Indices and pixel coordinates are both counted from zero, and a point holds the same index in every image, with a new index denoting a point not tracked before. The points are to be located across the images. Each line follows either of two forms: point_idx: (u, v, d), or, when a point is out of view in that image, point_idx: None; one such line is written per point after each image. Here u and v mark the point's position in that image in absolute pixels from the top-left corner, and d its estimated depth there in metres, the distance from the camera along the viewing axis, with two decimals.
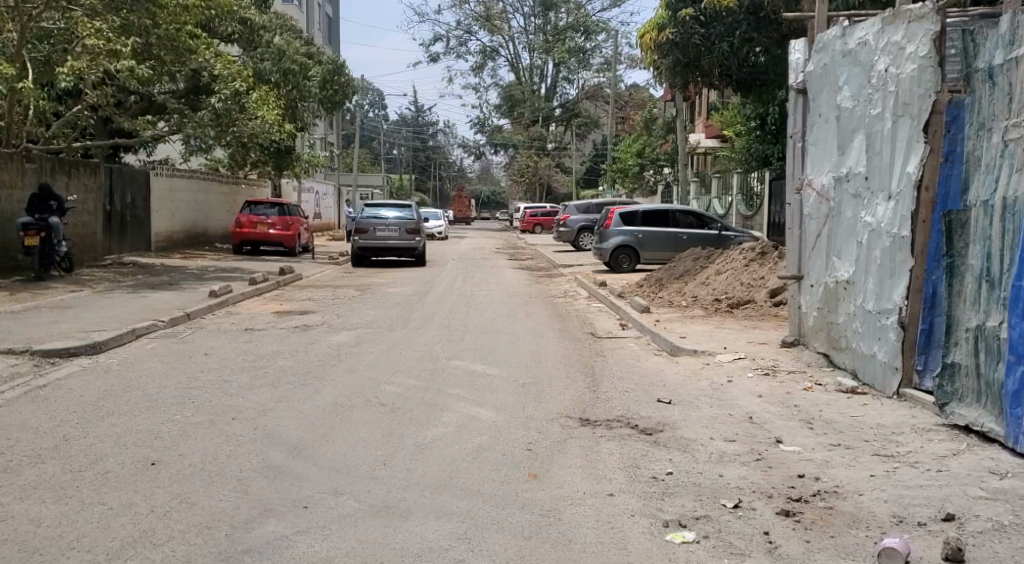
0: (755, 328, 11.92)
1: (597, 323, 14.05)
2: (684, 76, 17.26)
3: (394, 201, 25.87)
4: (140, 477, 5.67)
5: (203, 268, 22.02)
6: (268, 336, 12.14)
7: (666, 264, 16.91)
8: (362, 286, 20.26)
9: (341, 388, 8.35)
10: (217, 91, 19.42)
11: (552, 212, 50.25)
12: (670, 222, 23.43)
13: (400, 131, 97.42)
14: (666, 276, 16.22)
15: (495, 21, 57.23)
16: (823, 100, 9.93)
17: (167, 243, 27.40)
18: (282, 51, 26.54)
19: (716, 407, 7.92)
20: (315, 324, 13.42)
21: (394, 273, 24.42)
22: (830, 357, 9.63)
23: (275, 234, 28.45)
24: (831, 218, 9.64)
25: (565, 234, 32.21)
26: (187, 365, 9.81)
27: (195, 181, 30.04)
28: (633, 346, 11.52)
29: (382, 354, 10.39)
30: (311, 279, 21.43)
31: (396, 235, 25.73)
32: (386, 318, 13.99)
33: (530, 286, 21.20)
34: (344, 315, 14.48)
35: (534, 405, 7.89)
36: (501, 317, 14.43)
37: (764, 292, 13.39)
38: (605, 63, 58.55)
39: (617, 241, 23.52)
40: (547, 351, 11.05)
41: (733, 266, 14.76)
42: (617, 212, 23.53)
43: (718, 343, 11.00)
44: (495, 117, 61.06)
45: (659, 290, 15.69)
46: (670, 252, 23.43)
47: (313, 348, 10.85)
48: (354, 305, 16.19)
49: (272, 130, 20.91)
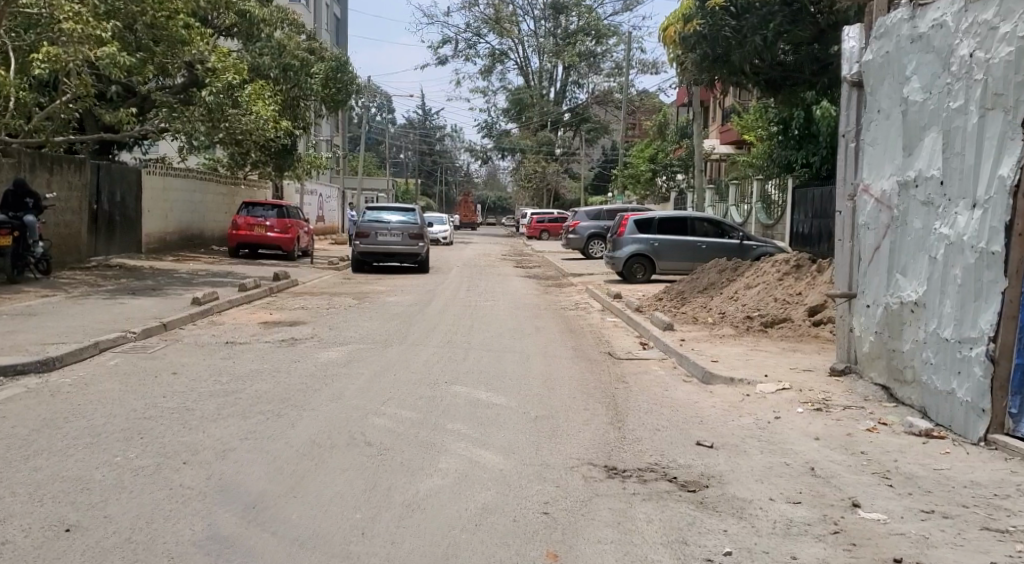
0: (795, 352, 10.65)
1: (616, 340, 12.77)
2: (712, 72, 16.06)
3: (396, 205, 24.71)
4: (45, 553, 4.43)
5: (194, 273, 20.81)
6: (250, 351, 10.89)
7: (688, 277, 15.67)
8: (361, 294, 19.03)
9: (322, 420, 7.09)
10: (208, 83, 18.20)
11: (559, 219, 49.02)
12: (688, 231, 22.18)
13: (407, 135, 96.39)
14: (688, 290, 14.97)
15: (505, 24, 56.08)
16: (884, 94, 8.65)
17: (159, 245, 26.17)
18: (282, 46, 25.39)
19: (767, 454, 6.63)
20: (306, 337, 12.20)
21: (396, 280, 23.20)
22: (890, 390, 8.36)
23: (272, 237, 27.18)
24: (893, 228, 8.36)
25: (574, 241, 30.96)
26: (149, 387, 8.55)
27: (191, 181, 28.80)
28: (659, 371, 10.24)
29: (375, 377, 9.14)
30: (307, 286, 20.21)
31: (398, 240, 24.48)
32: (383, 332, 12.75)
33: (538, 297, 19.92)
34: (338, 326, 13.25)
35: (550, 448, 6.61)
36: (510, 332, 13.15)
37: (801, 310, 12.13)
38: (616, 67, 57.47)
39: (632, 250, 22.22)
40: (562, 375, 9.77)
41: (764, 280, 13.51)
42: (631, 220, 22.27)
43: (756, 369, 9.71)
44: (503, 122, 59.88)
45: (682, 304, 14.42)
46: (688, 262, 22.16)
47: (298, 367, 9.61)
48: (349, 316, 14.93)
49: (268, 128, 19.67)
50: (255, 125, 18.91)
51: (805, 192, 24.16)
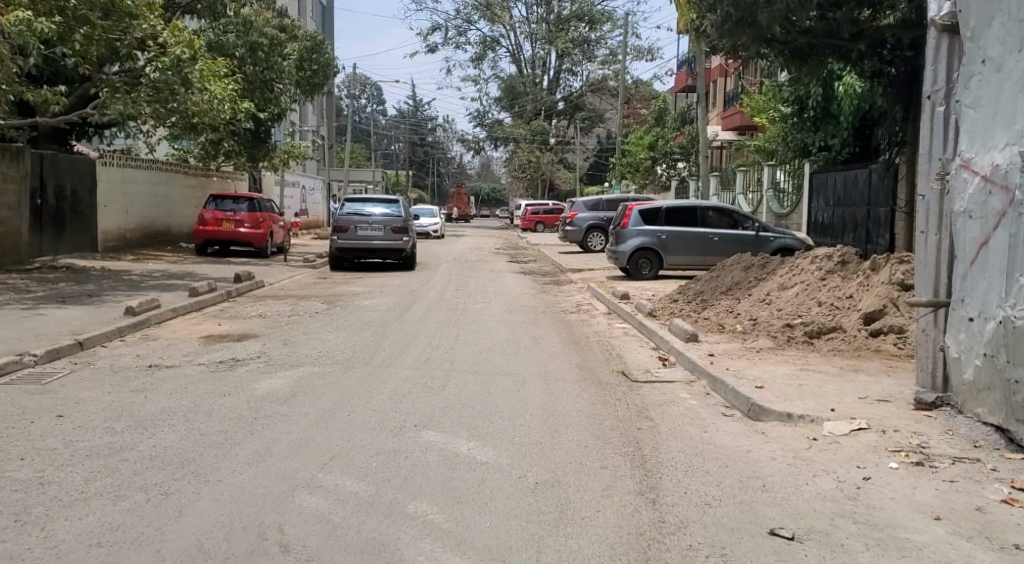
0: (858, 373, 8.51)
1: (630, 355, 10.61)
2: (734, 38, 13.89)
3: (380, 197, 22.53)
4: None
5: (147, 274, 18.57)
6: (175, 378, 8.68)
7: (708, 275, 13.54)
8: (334, 296, 16.84)
9: (229, 504, 4.94)
10: (153, 58, 15.86)
11: (555, 211, 46.88)
12: (698, 222, 20.04)
13: (397, 127, 94.14)
14: (711, 292, 12.83)
15: (496, 10, 53.71)
16: (993, 38, 6.52)
17: (118, 243, 23.91)
18: (248, 22, 23.25)
19: (880, 555, 4.51)
20: (253, 356, 10.00)
21: (377, 280, 20.99)
22: (1012, 435, 6.25)
23: (243, 233, 25.06)
24: (1014, 217, 6.22)
25: (572, 233, 28.70)
26: (12, 438, 6.33)
27: (155, 172, 26.52)
28: (689, 400, 8.07)
29: (324, 418, 6.98)
30: (275, 288, 18.03)
31: (380, 235, 22.24)
32: (348, 349, 10.55)
33: (533, 298, 17.72)
34: (296, 342, 11.04)
35: (556, 551, 4.47)
36: (500, 346, 10.94)
37: (854, 318, 9.98)
38: (611, 54, 55.45)
39: (638, 244, 20.02)
40: (566, 408, 7.58)
41: (801, 280, 11.38)
42: (636, 210, 20.14)
43: (817, 399, 7.55)
44: (495, 111, 57.57)
45: (703, 308, 12.28)
46: (699, 257, 20.00)
47: (226, 404, 7.42)
48: (314, 326, 12.73)
49: (226, 109, 17.39)
50: (209, 106, 16.62)
51: (827, 177, 21.92)
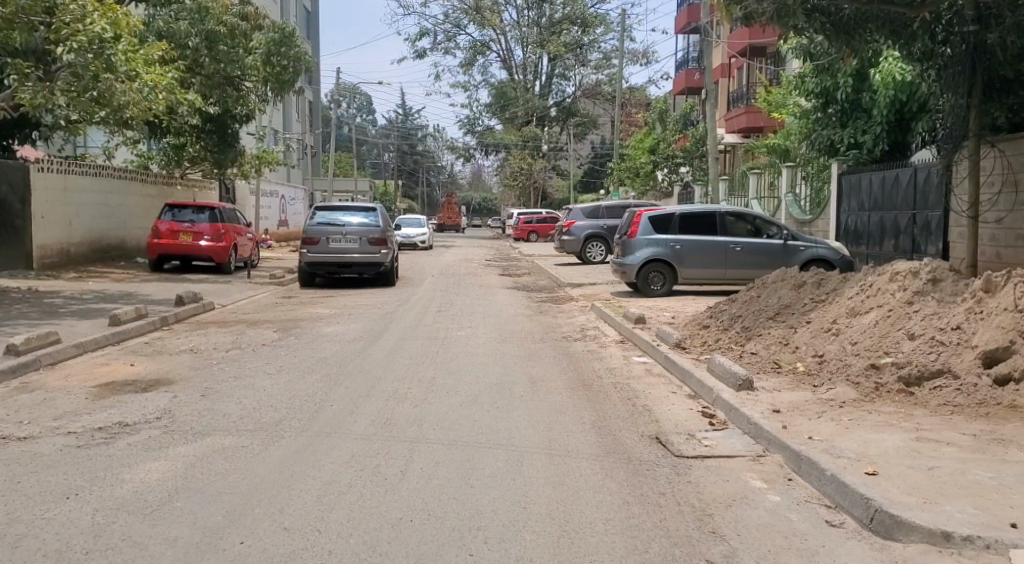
0: (1005, 444, 5.93)
1: (662, 408, 7.98)
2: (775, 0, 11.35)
3: (357, 204, 20.00)
4: None
5: (77, 296, 15.92)
6: (14, 461, 6.03)
7: (750, 300, 10.97)
8: (291, 322, 14.19)
9: None
10: (68, 38, 13.18)
11: (550, 219, 44.27)
12: (718, 230, 17.45)
13: (386, 137, 91.55)
14: (754, 320, 10.25)
15: (486, 13, 51.16)
16: None
17: (58, 259, 21.22)
18: (203, 8, 20.91)
19: None
20: (148, 418, 7.34)
21: (351, 300, 18.34)
22: None
23: (204, 246, 22.47)
24: None
25: (568, 243, 26.09)
26: None
27: (106, 180, 23.87)
28: (769, 493, 5.47)
29: (201, 553, 4.37)
30: (227, 312, 15.38)
31: (356, 247, 19.52)
32: (285, 403, 7.91)
33: (530, 320, 15.08)
34: (219, 393, 8.39)
35: None
36: (486, 395, 8.29)
37: (968, 358, 7.38)
38: (605, 58, 53.03)
39: (648, 255, 17.36)
40: (583, 515, 4.99)
41: (880, 304, 8.77)
42: (645, 216, 17.56)
43: (971, 494, 5.01)
44: (485, 118, 54.83)
45: (749, 341, 9.70)
46: (719, 270, 17.39)
47: (57, 521, 4.78)
48: (253, 365, 10.08)
49: (162, 99, 14.74)
50: (142, 95, 14.01)
51: (859, 178, 19.34)
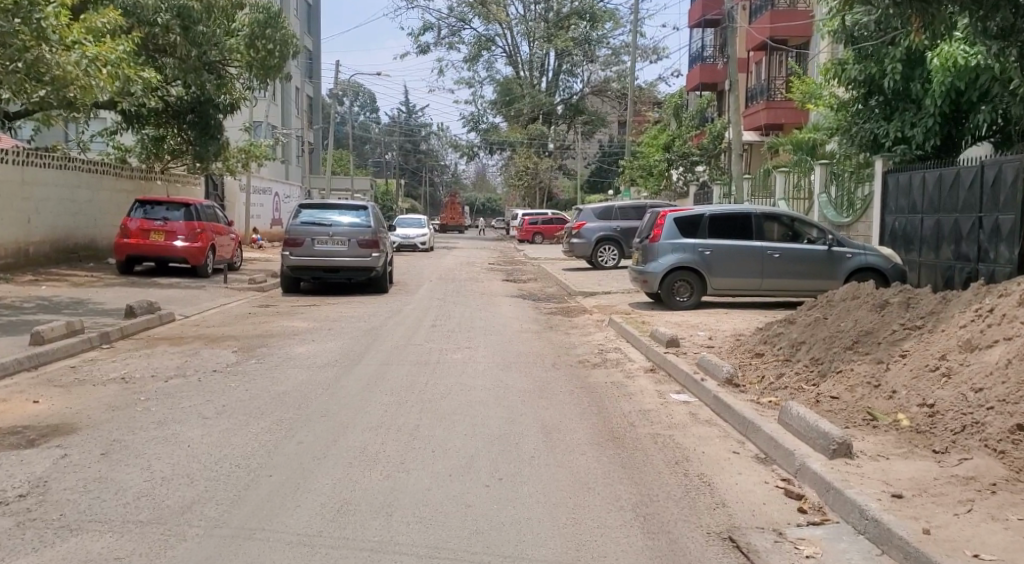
0: None
1: (726, 480, 5.86)
2: None
3: (346, 202, 17.82)
4: None
5: (17, 305, 13.80)
6: None
7: (815, 325, 8.83)
8: (256, 338, 12.06)
9: None
10: None
11: (556, 220, 42.13)
12: (753, 234, 15.28)
13: (390, 136, 89.41)
14: (826, 353, 8.09)
15: (492, 7, 48.96)
16: None
17: (13, 258, 19.12)
18: None
19: None
20: (7, 498, 5.19)
21: (337, 310, 16.20)
22: None
23: (177, 246, 20.34)
24: None
25: (578, 247, 23.89)
26: None
27: (72, 172, 21.74)
28: None
29: None
30: (187, 325, 13.25)
31: (344, 250, 17.33)
32: (214, 470, 5.80)
33: (538, 337, 12.95)
34: (127, 451, 6.24)
35: None
36: (488, 457, 6.18)
37: None
38: (614, 54, 50.84)
39: (674, 261, 15.17)
40: None
41: (1009, 338, 6.62)
42: (669, 217, 15.40)
43: None
44: (491, 115, 52.54)
45: (824, 382, 7.56)
46: (755, 280, 15.20)
47: None
48: (192, 402, 7.96)
49: (107, 75, 12.48)
50: (81, 69, 11.75)
51: (910, 177, 16.79)
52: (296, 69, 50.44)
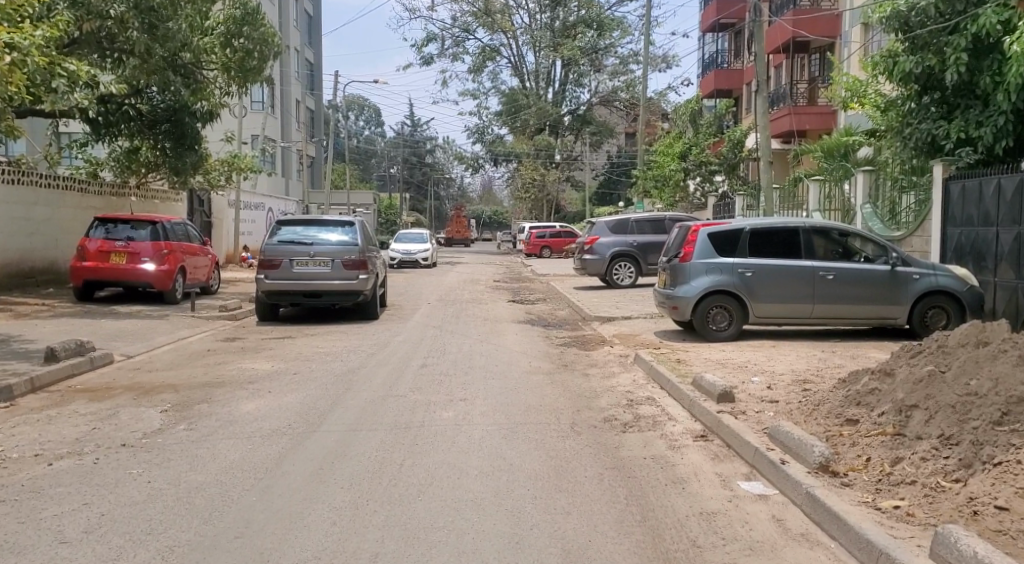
0: None
1: None
2: None
3: (330, 216, 15.44)
4: None
5: None
6: None
7: (933, 382, 6.42)
8: (201, 388, 9.69)
9: None
10: None
11: (565, 234, 39.78)
12: (801, 253, 12.86)
13: (395, 151, 87.13)
14: (964, 428, 5.69)
15: (497, 17, 46.74)
16: None
17: None
18: None
19: None
20: None
21: (314, 344, 13.84)
22: None
23: (141, 269, 17.97)
24: None
25: (591, 264, 21.46)
26: None
27: (28, 186, 19.44)
28: None
29: None
30: (122, 369, 10.89)
31: (327, 271, 14.93)
32: None
33: (551, 381, 10.55)
34: None
35: None
36: None
37: None
38: (622, 63, 48.62)
39: (710, 285, 12.72)
40: None
41: None
42: (703, 232, 12.98)
43: None
44: (496, 127, 50.34)
45: (973, 479, 5.20)
46: (806, 307, 12.74)
47: None
48: (62, 505, 5.61)
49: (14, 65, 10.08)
50: None
51: (980, 182, 13.98)
52: (295, 80, 48.31)
